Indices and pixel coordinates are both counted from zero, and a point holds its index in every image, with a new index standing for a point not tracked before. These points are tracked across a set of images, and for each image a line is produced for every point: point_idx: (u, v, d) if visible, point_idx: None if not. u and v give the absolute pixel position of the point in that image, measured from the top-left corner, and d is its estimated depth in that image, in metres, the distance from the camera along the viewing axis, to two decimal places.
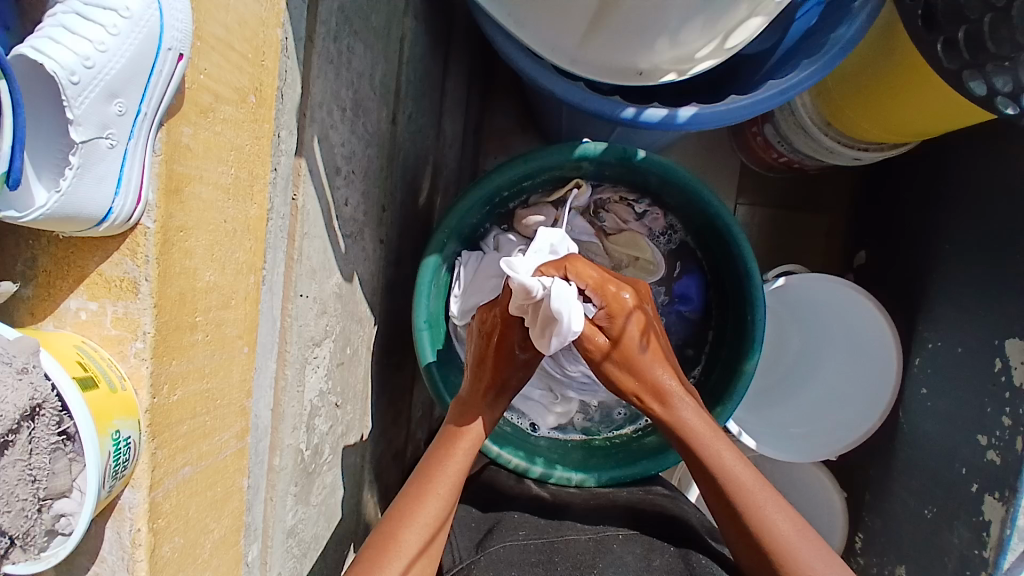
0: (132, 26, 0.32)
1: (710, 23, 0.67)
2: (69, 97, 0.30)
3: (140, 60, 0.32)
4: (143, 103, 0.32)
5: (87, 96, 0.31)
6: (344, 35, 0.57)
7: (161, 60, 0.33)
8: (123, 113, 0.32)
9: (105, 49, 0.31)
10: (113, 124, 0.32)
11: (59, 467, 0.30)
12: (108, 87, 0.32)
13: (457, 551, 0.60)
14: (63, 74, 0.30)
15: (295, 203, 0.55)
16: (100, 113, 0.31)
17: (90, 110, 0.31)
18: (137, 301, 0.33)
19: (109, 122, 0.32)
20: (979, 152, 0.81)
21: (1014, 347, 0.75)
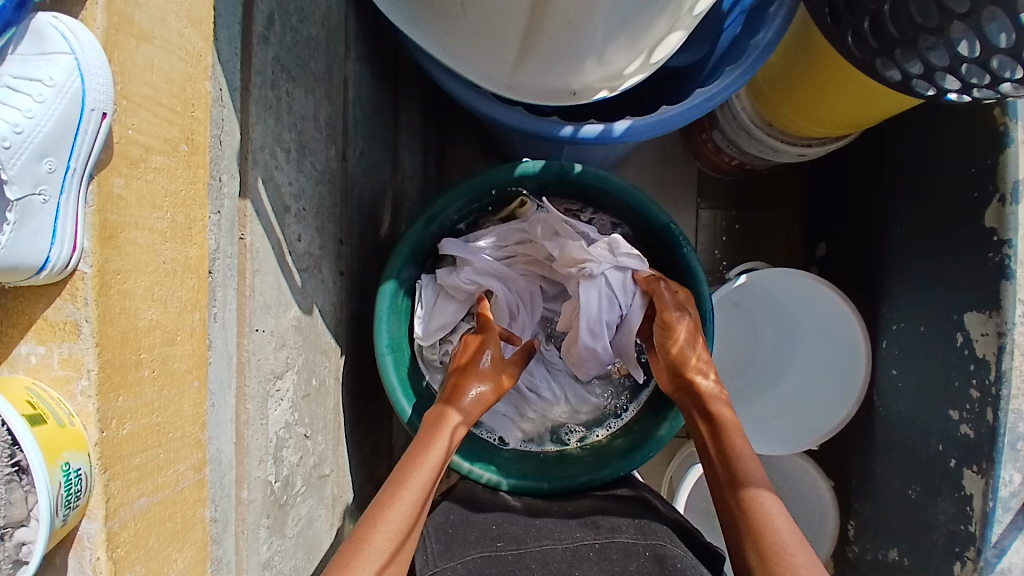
0: (58, 94, 0.35)
1: (633, 42, 0.73)
2: (1, 161, 0.33)
3: (65, 124, 0.35)
4: (71, 159, 0.35)
5: (19, 158, 0.34)
6: (281, 82, 0.61)
7: (85, 120, 0.36)
8: (53, 171, 0.35)
9: (32, 115, 0.34)
10: (45, 181, 0.34)
11: (15, 497, 0.33)
12: (38, 149, 0.34)
13: (429, 555, 0.60)
14: None
15: (243, 242, 0.57)
16: (32, 172, 0.34)
17: (22, 170, 0.34)
18: (80, 342, 0.35)
19: (40, 179, 0.34)
20: (920, 135, 0.85)
21: (972, 319, 0.79)
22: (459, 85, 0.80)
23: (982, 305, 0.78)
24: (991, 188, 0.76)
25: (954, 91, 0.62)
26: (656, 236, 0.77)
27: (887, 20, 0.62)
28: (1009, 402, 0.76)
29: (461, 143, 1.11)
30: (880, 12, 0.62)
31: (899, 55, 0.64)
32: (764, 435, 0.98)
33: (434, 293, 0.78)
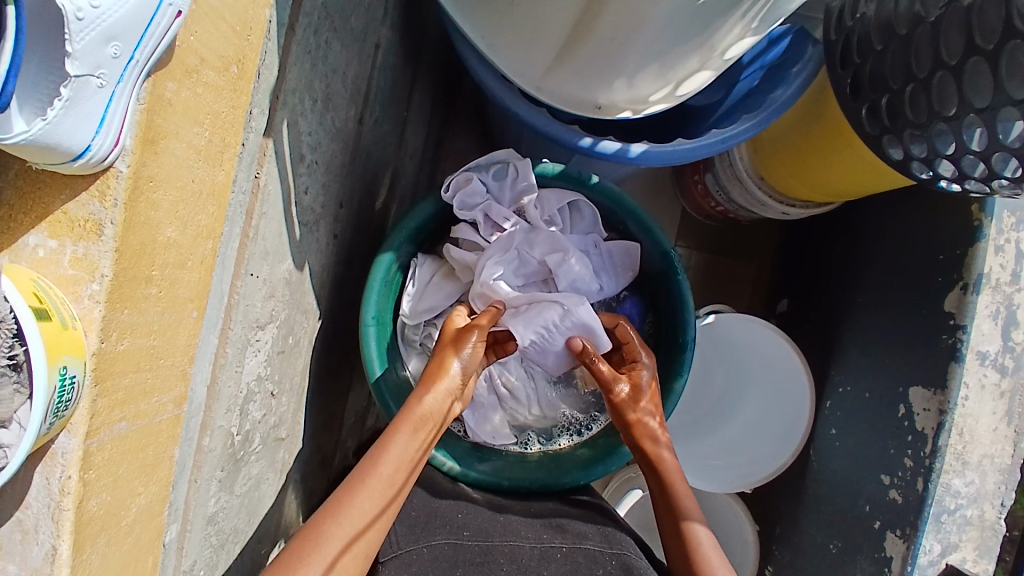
0: None
1: (664, 71, 0.69)
2: (71, 32, 0.31)
3: (141, 11, 0.33)
4: (137, 50, 0.33)
5: (87, 35, 0.31)
6: (324, 30, 0.59)
7: (161, 13, 0.34)
8: (117, 56, 0.33)
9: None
10: (106, 66, 0.33)
11: (3, 394, 0.30)
12: (108, 30, 0.32)
13: (397, 538, 0.62)
14: (69, 8, 0.31)
15: (257, 180, 0.55)
16: (95, 54, 0.32)
17: (87, 48, 0.32)
18: (99, 244, 0.34)
19: (102, 63, 0.32)
20: (898, 214, 0.88)
21: (917, 394, 0.81)
22: (492, 78, 0.78)
23: (930, 383, 0.79)
24: (957, 276, 0.78)
25: (947, 177, 0.66)
26: (654, 260, 0.79)
27: (904, 103, 0.66)
28: (942, 476, 0.77)
29: (467, 132, 1.10)
30: (900, 94, 0.66)
31: (906, 136, 0.67)
32: (700, 471, 0.99)
33: (430, 273, 0.78)
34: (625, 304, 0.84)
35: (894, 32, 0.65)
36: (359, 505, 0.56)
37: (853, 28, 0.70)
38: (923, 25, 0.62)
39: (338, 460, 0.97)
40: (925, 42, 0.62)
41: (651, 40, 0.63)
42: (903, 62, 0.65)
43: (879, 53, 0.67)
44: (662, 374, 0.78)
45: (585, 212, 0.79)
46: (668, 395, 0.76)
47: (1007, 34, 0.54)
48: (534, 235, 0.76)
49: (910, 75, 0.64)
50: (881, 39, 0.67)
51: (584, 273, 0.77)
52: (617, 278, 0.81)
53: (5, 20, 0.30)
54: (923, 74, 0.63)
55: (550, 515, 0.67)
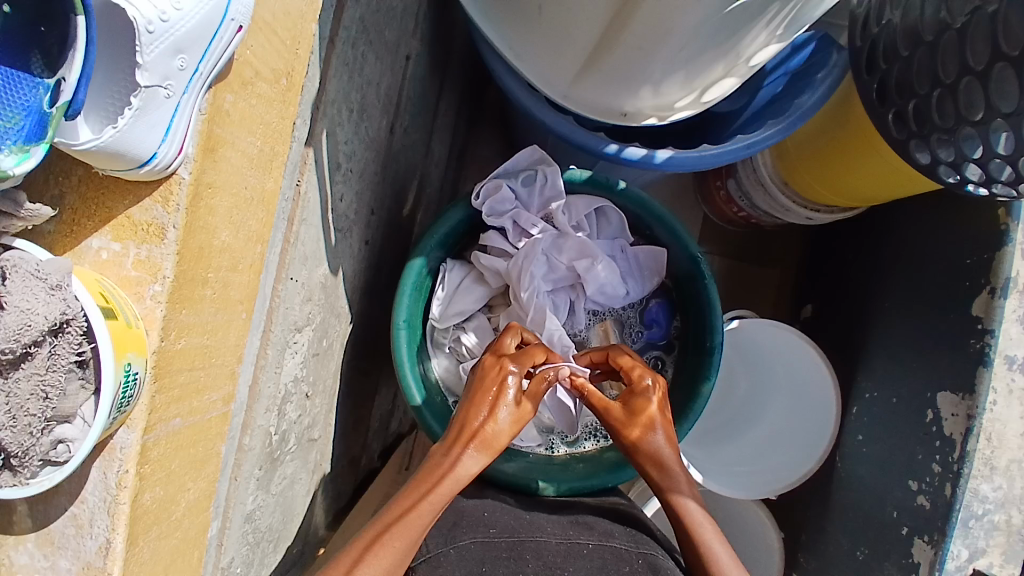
0: None
1: (689, 79, 0.70)
2: (143, 44, 0.33)
3: (207, 25, 0.35)
4: (202, 63, 0.36)
5: (158, 46, 0.34)
6: (360, 42, 0.60)
7: (224, 27, 0.36)
8: (183, 68, 0.35)
9: (181, 8, 0.34)
10: (173, 77, 0.35)
11: (71, 388, 0.32)
12: (176, 43, 0.34)
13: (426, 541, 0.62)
14: (142, 22, 0.33)
15: (298, 188, 0.56)
16: (165, 64, 0.34)
17: (157, 59, 0.34)
18: (162, 246, 0.36)
19: (170, 74, 0.35)
20: (923, 219, 0.88)
21: (944, 400, 0.80)
22: (519, 86, 0.79)
23: (958, 388, 0.79)
24: (984, 280, 0.77)
25: (975, 182, 0.66)
26: (681, 263, 0.80)
27: (931, 108, 0.66)
28: (970, 482, 0.76)
29: (491, 141, 1.12)
30: (926, 99, 0.66)
31: (933, 140, 0.67)
32: (724, 476, 0.96)
33: (460, 277, 0.80)
34: (651, 308, 0.85)
35: (921, 38, 0.65)
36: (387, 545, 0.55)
37: (879, 34, 0.71)
38: (949, 32, 0.62)
39: (365, 464, 0.98)
40: (951, 49, 0.62)
41: (677, 49, 0.64)
42: (930, 68, 0.65)
43: (905, 58, 0.67)
44: (689, 379, 0.79)
45: (612, 218, 0.80)
46: (696, 399, 0.76)
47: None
48: (563, 241, 0.78)
49: (937, 80, 0.64)
50: (907, 45, 0.67)
51: (611, 278, 0.79)
52: (643, 282, 0.82)
53: (76, 31, 0.33)
54: (950, 78, 0.63)
55: (575, 516, 0.68)
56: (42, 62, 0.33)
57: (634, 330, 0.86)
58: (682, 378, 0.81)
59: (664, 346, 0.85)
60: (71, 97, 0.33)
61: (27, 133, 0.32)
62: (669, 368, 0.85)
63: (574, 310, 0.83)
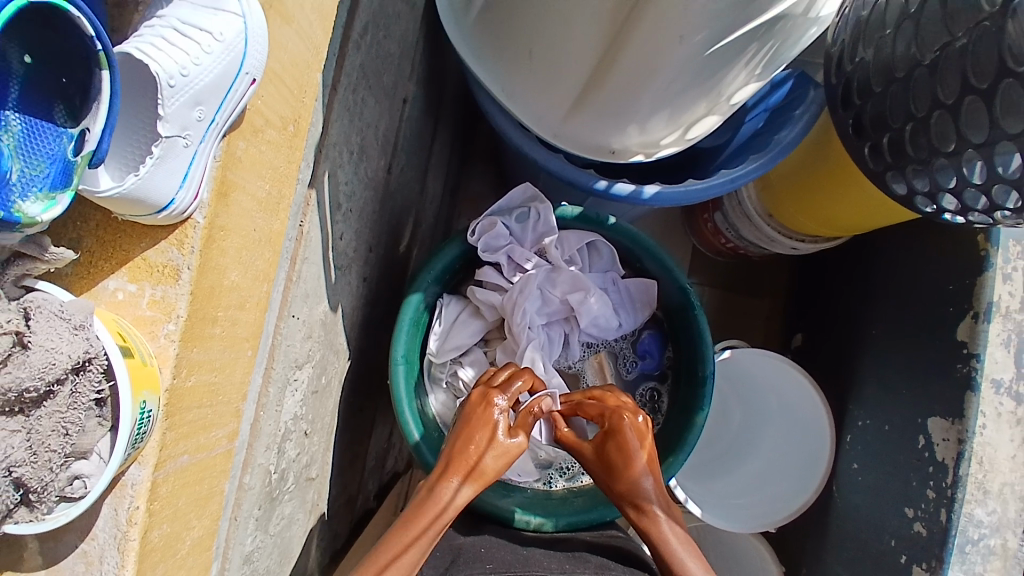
0: (223, 50, 0.38)
1: (675, 115, 0.73)
2: (164, 97, 0.36)
3: (223, 79, 0.38)
4: (218, 113, 0.38)
5: (177, 99, 0.37)
6: (360, 88, 0.63)
7: (238, 82, 0.39)
8: (201, 119, 0.37)
9: (199, 64, 0.37)
10: (192, 127, 0.37)
11: (89, 425, 0.33)
12: (194, 96, 0.37)
13: None
14: (164, 76, 0.36)
15: (301, 228, 0.58)
16: (183, 115, 0.37)
17: (177, 110, 0.37)
18: (177, 286, 0.37)
19: (189, 124, 0.37)
20: (905, 248, 0.91)
21: (935, 425, 0.82)
22: (511, 125, 0.81)
23: (948, 412, 0.80)
24: (967, 305, 0.80)
25: (951, 211, 0.69)
26: (672, 295, 0.82)
27: (905, 141, 0.69)
28: (964, 506, 0.77)
29: (482, 178, 1.15)
30: (900, 132, 0.69)
31: (909, 172, 0.70)
32: (723, 509, 0.96)
33: (456, 312, 0.81)
34: (644, 340, 0.86)
35: (893, 74, 0.69)
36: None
37: (853, 72, 0.74)
38: (919, 68, 0.65)
39: (361, 502, 0.97)
40: (923, 83, 0.65)
41: (663, 88, 0.68)
42: (903, 103, 0.68)
43: (879, 94, 0.71)
44: (684, 409, 0.80)
45: (603, 251, 0.82)
46: (691, 428, 0.77)
47: (999, 72, 0.57)
48: (556, 274, 0.80)
49: (909, 114, 0.68)
50: (880, 81, 0.70)
51: (604, 310, 0.81)
52: (635, 313, 0.84)
53: (101, 84, 0.34)
54: (922, 112, 0.66)
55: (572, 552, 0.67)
56: (68, 115, 0.35)
57: (628, 362, 0.87)
58: (677, 409, 0.82)
59: (658, 377, 0.87)
60: (95, 146, 0.35)
61: (52, 181, 0.33)
62: (663, 398, 0.86)
63: (569, 342, 0.84)
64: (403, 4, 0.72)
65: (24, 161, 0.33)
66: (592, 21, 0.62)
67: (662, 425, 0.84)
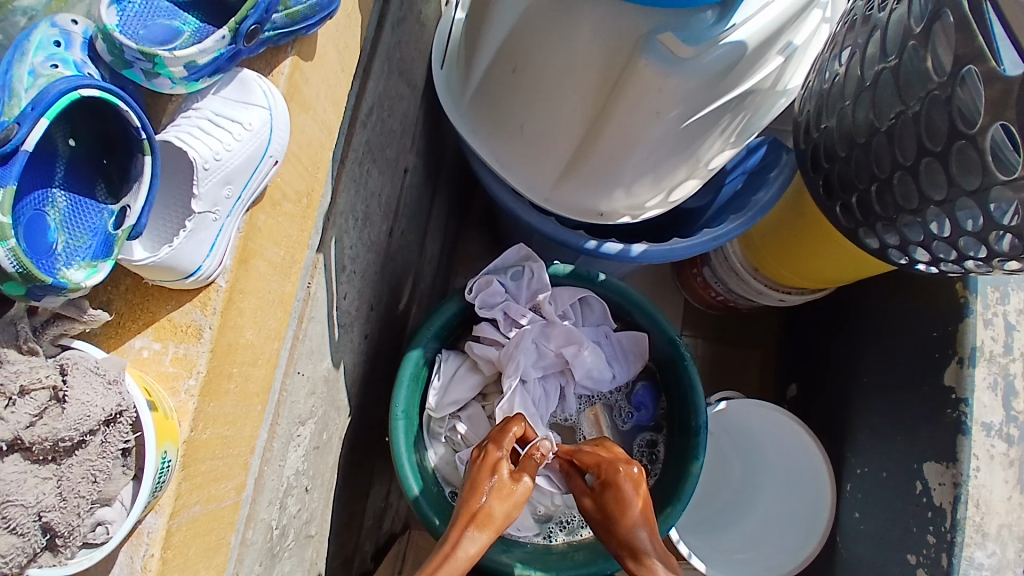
0: (253, 136, 0.43)
1: (658, 180, 0.78)
2: (199, 178, 0.41)
3: (250, 162, 0.43)
4: (243, 191, 0.43)
5: (210, 179, 0.42)
6: (366, 161, 0.69)
7: (263, 164, 0.44)
8: (229, 196, 0.42)
9: (230, 149, 0.42)
10: (221, 204, 0.42)
11: (116, 473, 0.35)
12: (225, 176, 0.42)
13: None
14: (200, 161, 0.41)
15: (309, 290, 0.62)
16: (214, 194, 0.42)
17: (210, 189, 0.42)
18: (198, 344, 0.41)
19: (218, 201, 0.42)
20: (886, 299, 0.95)
21: (930, 469, 0.83)
22: (505, 190, 0.87)
23: (941, 457, 0.82)
24: (951, 351, 0.83)
25: (924, 262, 0.74)
26: (662, 347, 0.85)
27: (873, 200, 0.74)
28: (964, 550, 0.77)
29: (478, 239, 1.20)
30: (867, 192, 0.75)
31: (880, 228, 0.75)
32: (726, 564, 0.96)
33: (455, 366, 0.84)
34: (638, 391, 0.89)
35: (855, 140, 0.75)
36: None
37: (820, 138, 0.81)
38: (879, 134, 0.71)
39: (357, 563, 0.96)
40: (883, 149, 0.71)
41: (645, 156, 0.73)
42: (867, 167, 0.74)
43: (844, 158, 0.77)
44: (680, 459, 0.81)
45: (595, 307, 0.86)
46: (687, 478, 0.79)
47: (953, 136, 0.61)
48: (550, 329, 0.84)
49: (873, 175, 0.73)
50: (844, 147, 0.76)
51: (597, 363, 0.84)
52: (628, 365, 0.87)
53: (143, 167, 0.39)
54: (884, 173, 0.72)
55: None
56: (107, 192, 0.40)
57: (623, 413, 0.89)
58: (673, 459, 0.83)
59: (653, 428, 0.89)
60: (134, 222, 0.39)
61: (94, 251, 0.37)
62: (659, 449, 0.87)
63: (564, 395, 0.87)
64: (405, 86, 0.79)
65: (69, 234, 0.37)
66: (578, 97, 0.68)
67: (659, 476, 0.85)
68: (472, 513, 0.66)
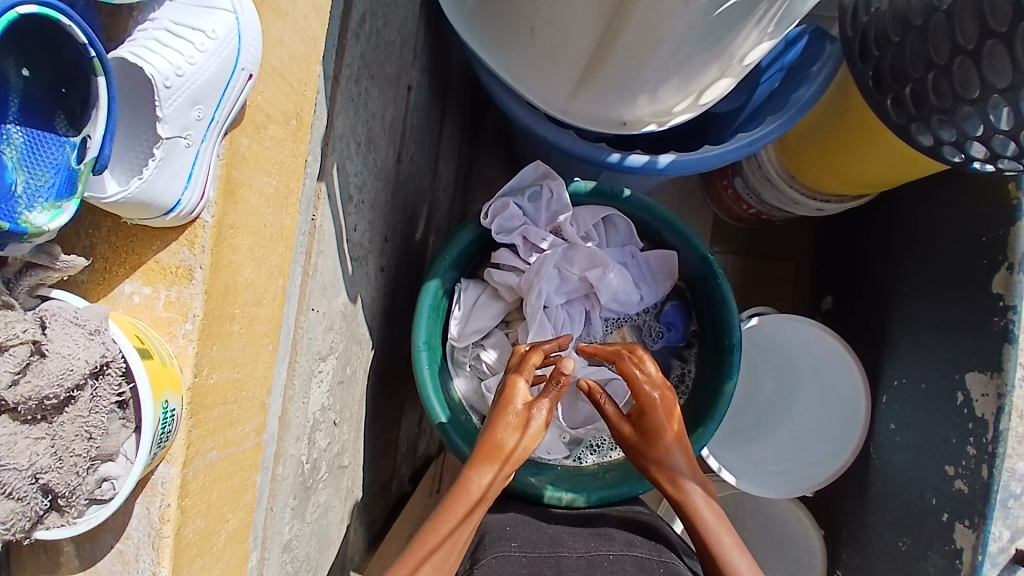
0: (218, 46, 0.39)
1: (685, 81, 0.70)
2: (161, 99, 0.36)
3: (218, 78, 0.39)
4: (217, 112, 0.39)
5: (175, 100, 0.37)
6: (363, 78, 0.62)
7: (235, 77, 0.40)
8: (201, 118, 0.38)
9: (194, 63, 0.38)
10: (192, 127, 0.38)
11: (113, 428, 0.34)
12: (192, 95, 0.38)
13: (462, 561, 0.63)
14: (159, 77, 0.36)
15: (314, 223, 0.58)
16: (182, 116, 0.37)
17: (176, 112, 0.37)
18: (190, 287, 0.38)
19: (188, 125, 0.38)
20: (935, 201, 0.87)
21: (973, 379, 0.78)
22: (517, 104, 0.80)
23: (984, 366, 0.77)
24: (1001, 256, 0.77)
25: (980, 159, 0.64)
26: (692, 265, 0.80)
27: (928, 90, 0.65)
28: (1006, 461, 0.74)
29: (495, 160, 1.14)
30: (922, 82, 0.65)
31: (934, 121, 0.66)
32: (759, 477, 0.95)
33: (475, 295, 0.81)
34: (667, 311, 0.85)
35: (911, 22, 0.65)
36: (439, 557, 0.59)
37: (869, 22, 0.70)
38: (936, 14, 0.62)
39: (395, 488, 0.98)
40: (943, 31, 0.62)
41: (670, 54, 0.65)
42: (922, 52, 0.64)
43: (897, 44, 0.67)
44: (712, 378, 0.78)
45: (620, 226, 0.81)
46: (719, 398, 0.76)
47: (1019, 15, 0.54)
48: (573, 252, 0.79)
49: (929, 62, 0.64)
50: (897, 31, 0.67)
51: (624, 285, 0.80)
52: (656, 286, 0.83)
53: (98, 91, 0.35)
54: (943, 60, 0.63)
55: (603, 520, 0.70)
56: (68, 123, 0.36)
57: (652, 334, 0.86)
58: (704, 378, 0.81)
59: (683, 349, 0.86)
60: (97, 153, 0.35)
61: (58, 190, 0.34)
62: (689, 369, 0.85)
63: (590, 319, 0.84)
64: None
65: (28, 173, 0.34)
66: None
67: (689, 395, 0.83)
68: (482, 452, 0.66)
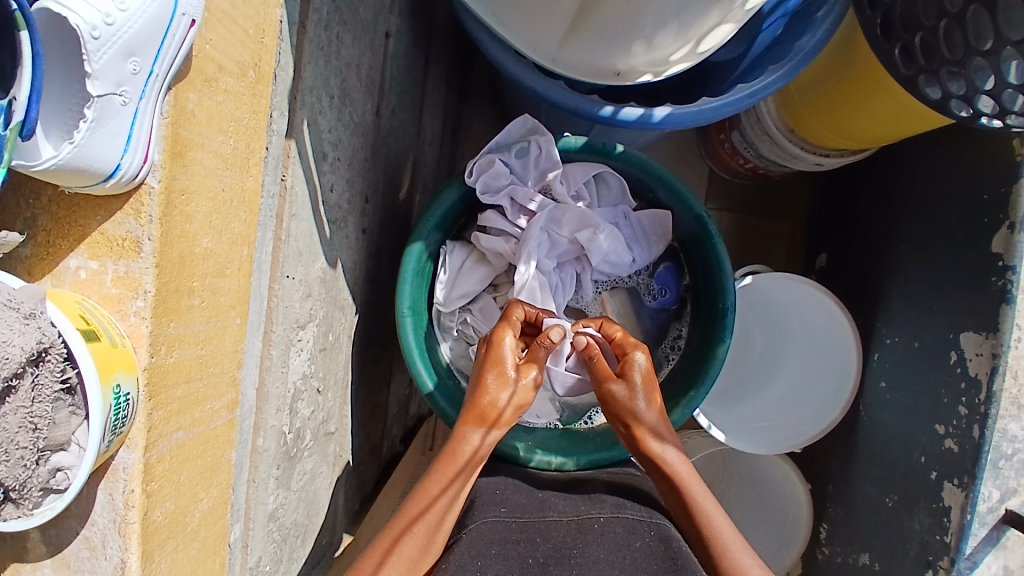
0: None
1: (685, 28, 0.65)
2: (89, 51, 0.35)
3: (156, 25, 0.37)
4: (155, 64, 0.37)
5: (105, 52, 0.36)
6: (334, 24, 0.57)
7: (176, 23, 0.38)
8: (136, 72, 0.37)
9: (125, 9, 0.36)
10: (127, 83, 0.37)
11: (60, 417, 0.34)
12: (125, 45, 0.36)
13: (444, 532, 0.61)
14: (85, 27, 0.35)
15: (284, 183, 0.55)
16: (116, 69, 0.36)
17: (106, 65, 0.36)
18: (139, 260, 0.38)
19: (124, 79, 0.36)
20: (940, 156, 0.83)
21: (968, 339, 0.77)
22: (504, 53, 0.74)
23: (979, 327, 0.76)
24: (1002, 215, 0.74)
25: (987, 115, 0.60)
26: (687, 224, 0.77)
27: (939, 41, 0.60)
28: (998, 422, 0.73)
29: (482, 113, 1.08)
30: (933, 31, 0.60)
31: (943, 72, 0.61)
32: (746, 434, 0.95)
33: (461, 259, 0.78)
34: (659, 273, 0.83)
35: None
36: (417, 538, 0.57)
37: None
38: None
39: (386, 449, 0.97)
40: None
41: None
42: None
43: None
44: (704, 341, 0.76)
45: (612, 183, 0.78)
46: (712, 362, 0.74)
47: None
48: (562, 213, 0.76)
49: (941, 9, 0.59)
50: None
51: (615, 247, 0.77)
52: (649, 247, 0.80)
53: (22, 46, 0.34)
54: (956, 8, 0.58)
55: (590, 483, 0.69)
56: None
57: (643, 296, 0.84)
58: (696, 341, 0.79)
59: (676, 311, 0.83)
60: (23, 115, 0.34)
61: None
62: (680, 333, 0.83)
63: (581, 283, 0.81)
64: None
65: None
66: None
67: (681, 358, 0.81)
68: (492, 416, 0.64)
